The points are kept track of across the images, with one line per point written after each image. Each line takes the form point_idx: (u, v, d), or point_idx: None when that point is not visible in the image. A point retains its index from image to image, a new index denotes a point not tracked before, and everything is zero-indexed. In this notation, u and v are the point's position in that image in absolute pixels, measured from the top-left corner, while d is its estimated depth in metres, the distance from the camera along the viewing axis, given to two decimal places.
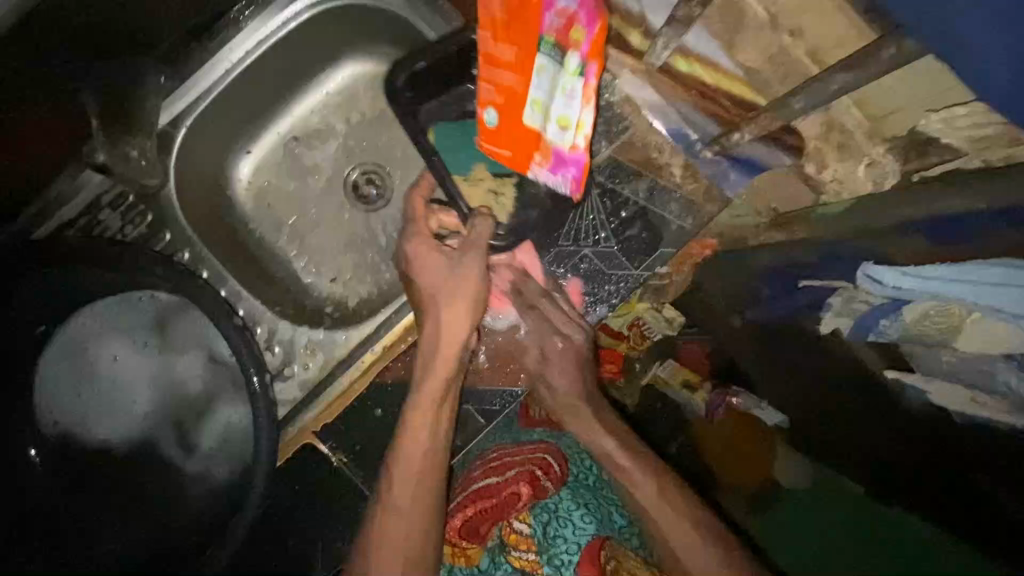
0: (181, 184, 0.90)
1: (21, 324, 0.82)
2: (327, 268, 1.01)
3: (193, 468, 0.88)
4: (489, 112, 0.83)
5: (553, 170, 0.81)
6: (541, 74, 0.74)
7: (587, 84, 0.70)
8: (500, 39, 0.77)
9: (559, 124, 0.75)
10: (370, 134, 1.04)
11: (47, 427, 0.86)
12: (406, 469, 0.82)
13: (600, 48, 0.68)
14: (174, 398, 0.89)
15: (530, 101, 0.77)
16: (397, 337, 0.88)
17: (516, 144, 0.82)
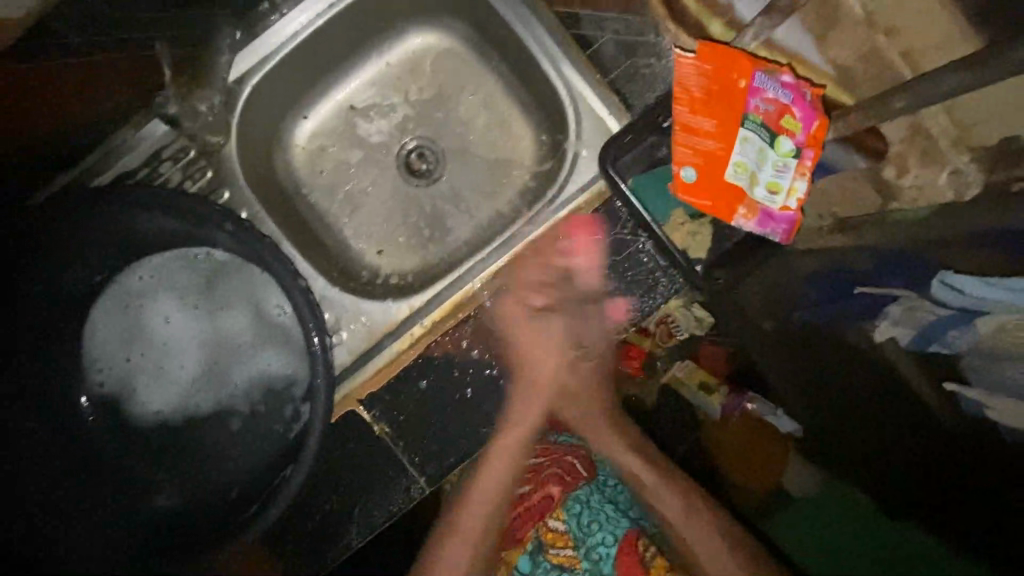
0: (242, 141, 0.89)
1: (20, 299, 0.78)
2: (374, 241, 1.01)
3: (238, 425, 0.87)
4: (685, 169, 0.83)
5: (759, 224, 0.83)
6: (747, 145, 0.82)
7: (804, 163, 0.79)
8: (699, 111, 0.81)
9: (769, 187, 0.81)
10: (428, 108, 1.03)
11: (93, 388, 0.86)
12: (495, 468, 0.89)
13: (819, 138, 0.78)
14: (222, 354, 0.87)
15: (733, 164, 0.83)
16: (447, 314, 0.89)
17: (720, 195, 0.82)
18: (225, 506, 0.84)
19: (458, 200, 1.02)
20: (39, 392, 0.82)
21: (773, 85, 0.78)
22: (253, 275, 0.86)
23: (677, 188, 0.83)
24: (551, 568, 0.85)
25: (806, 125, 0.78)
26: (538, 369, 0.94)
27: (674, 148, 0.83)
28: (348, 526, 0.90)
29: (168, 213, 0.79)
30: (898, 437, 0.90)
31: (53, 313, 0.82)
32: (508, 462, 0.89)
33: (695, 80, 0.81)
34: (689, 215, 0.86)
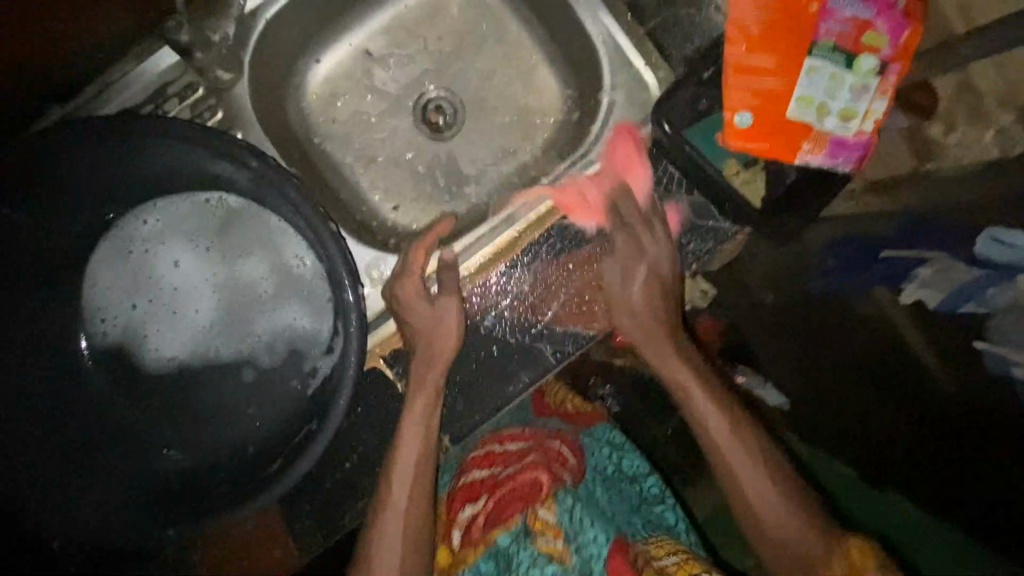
0: (254, 79, 0.83)
1: (41, 260, 0.77)
2: (388, 197, 0.97)
3: (252, 376, 0.83)
4: (740, 115, 0.74)
5: (829, 155, 0.74)
6: (815, 73, 0.72)
7: (887, 80, 0.70)
8: (756, 49, 0.73)
9: (843, 114, 0.72)
10: (449, 57, 0.98)
11: (97, 337, 0.82)
12: (405, 474, 0.79)
13: (909, 50, 0.69)
14: (239, 301, 0.83)
15: (797, 98, 0.73)
16: (484, 266, 0.86)
17: (778, 136, 0.74)
18: (245, 460, 0.81)
19: (478, 156, 0.98)
20: (64, 366, 0.81)
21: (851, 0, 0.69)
22: (269, 222, 0.82)
23: (727, 136, 0.75)
24: (537, 556, 0.79)
25: (893, 41, 0.69)
26: (435, 350, 0.81)
27: (726, 94, 0.74)
28: (365, 489, 0.85)
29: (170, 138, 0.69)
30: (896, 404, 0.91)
31: (75, 276, 0.80)
32: (412, 451, 0.80)
33: (753, 14, 0.73)
34: (743, 162, 0.77)
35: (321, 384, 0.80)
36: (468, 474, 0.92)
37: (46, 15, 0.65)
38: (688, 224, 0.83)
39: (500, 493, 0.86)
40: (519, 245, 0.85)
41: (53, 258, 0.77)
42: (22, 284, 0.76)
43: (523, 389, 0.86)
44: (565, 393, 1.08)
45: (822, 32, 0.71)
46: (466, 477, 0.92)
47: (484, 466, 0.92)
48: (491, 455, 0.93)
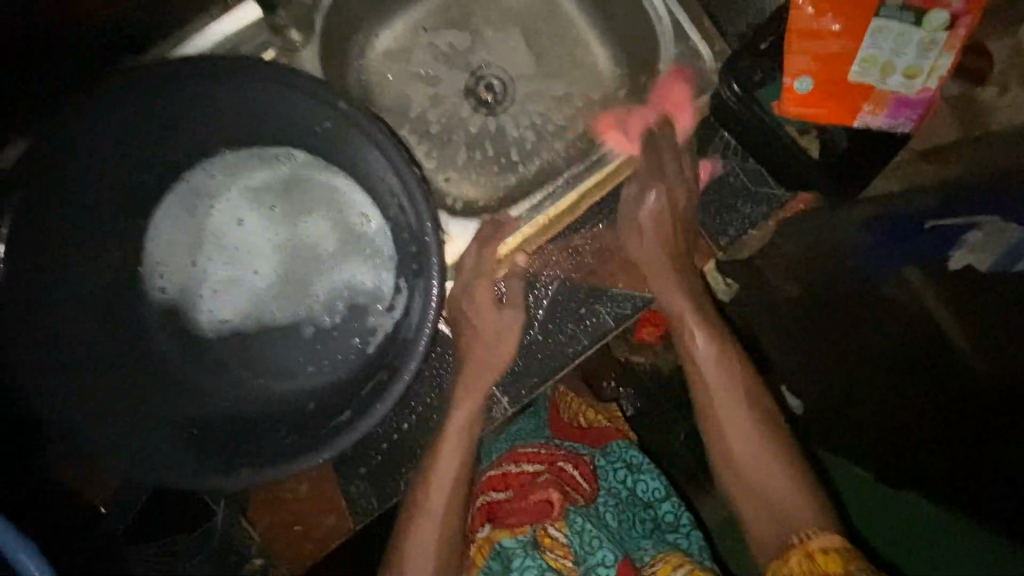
0: (322, 45, 0.84)
1: (100, 204, 0.73)
2: (442, 166, 0.99)
3: (313, 335, 0.82)
4: (799, 80, 0.76)
5: (889, 115, 0.76)
6: (880, 34, 0.73)
7: (956, 35, 0.71)
8: (825, 12, 0.74)
9: (907, 72, 0.73)
10: (502, 36, 1.01)
11: (155, 294, 0.80)
12: (447, 471, 0.79)
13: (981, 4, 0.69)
14: (300, 263, 0.82)
15: (861, 59, 0.74)
16: (563, 212, 0.82)
17: (838, 101, 0.76)
18: (302, 418, 0.76)
19: (530, 130, 1.00)
20: (117, 316, 0.77)
21: None
22: (335, 180, 0.81)
23: (786, 102, 0.78)
24: (544, 569, 0.78)
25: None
26: (495, 354, 0.82)
27: (788, 59, 0.76)
28: (421, 452, 0.83)
29: (251, 81, 0.69)
30: (917, 374, 0.90)
31: (136, 227, 0.78)
32: (460, 438, 0.80)
33: None
34: (800, 129, 0.81)
35: (382, 342, 0.79)
36: (484, 493, 0.86)
37: None
38: (744, 191, 0.85)
39: (508, 509, 0.82)
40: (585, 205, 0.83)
41: (54, 243, 0.70)
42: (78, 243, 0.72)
43: (582, 351, 0.86)
44: (577, 400, 0.96)
45: None
46: (480, 497, 0.86)
47: (500, 487, 0.84)
48: (507, 475, 0.85)
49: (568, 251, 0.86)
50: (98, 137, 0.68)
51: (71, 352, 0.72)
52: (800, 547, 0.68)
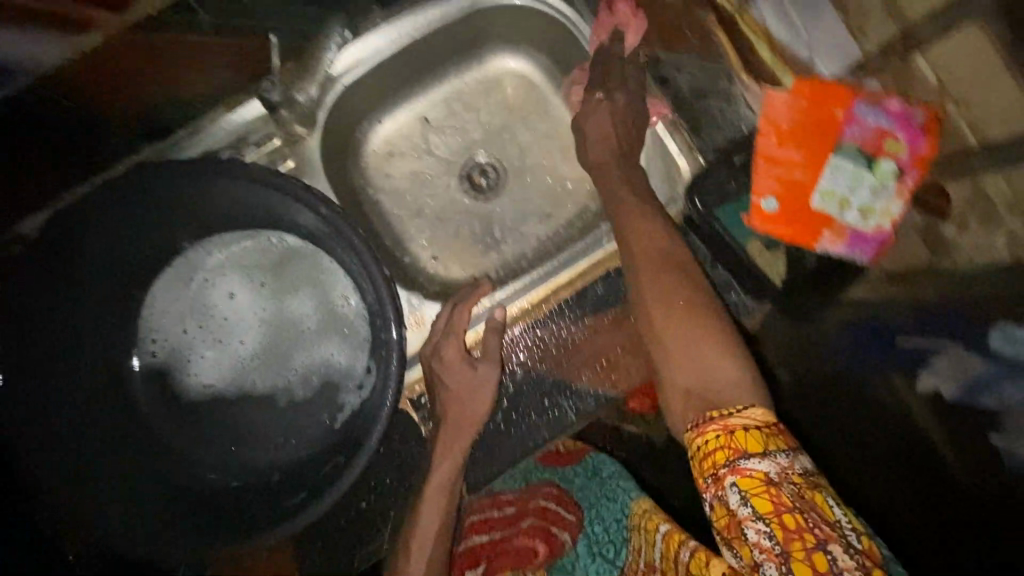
0: (325, 137, 0.91)
1: (104, 280, 0.80)
2: (427, 247, 1.05)
3: (286, 405, 0.87)
4: (765, 200, 0.82)
5: (846, 245, 0.80)
6: (837, 172, 0.78)
7: (905, 184, 0.75)
8: (787, 144, 0.80)
9: (862, 211, 0.78)
10: (497, 129, 1.07)
11: (145, 357, 0.86)
12: (426, 536, 0.79)
13: (926, 160, 0.73)
14: (283, 336, 0.87)
15: (820, 191, 0.80)
16: (551, 292, 0.90)
17: (802, 222, 0.81)
18: (269, 490, 0.82)
19: (517, 217, 1.06)
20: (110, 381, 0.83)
21: (874, 111, 0.74)
22: (321, 262, 0.87)
23: (756, 220, 0.83)
24: None
25: (912, 151, 0.73)
26: (466, 420, 0.85)
27: (755, 181, 0.82)
28: (379, 529, 0.86)
29: (250, 183, 0.76)
30: (899, 466, 0.85)
31: (134, 297, 0.85)
32: (437, 512, 0.80)
33: (786, 112, 0.79)
34: (766, 245, 0.85)
35: (350, 419, 0.84)
36: (467, 540, 0.86)
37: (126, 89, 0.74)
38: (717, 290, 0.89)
39: (492, 555, 0.82)
40: (559, 295, 0.90)
41: (56, 315, 0.76)
42: (80, 314, 0.79)
43: (543, 442, 0.89)
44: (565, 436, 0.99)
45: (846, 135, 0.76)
46: (462, 543, 0.86)
47: (483, 530, 0.86)
48: (489, 520, 0.86)
49: (537, 342, 0.90)
50: (117, 224, 0.76)
51: (77, 393, 0.79)
52: (718, 421, 0.59)
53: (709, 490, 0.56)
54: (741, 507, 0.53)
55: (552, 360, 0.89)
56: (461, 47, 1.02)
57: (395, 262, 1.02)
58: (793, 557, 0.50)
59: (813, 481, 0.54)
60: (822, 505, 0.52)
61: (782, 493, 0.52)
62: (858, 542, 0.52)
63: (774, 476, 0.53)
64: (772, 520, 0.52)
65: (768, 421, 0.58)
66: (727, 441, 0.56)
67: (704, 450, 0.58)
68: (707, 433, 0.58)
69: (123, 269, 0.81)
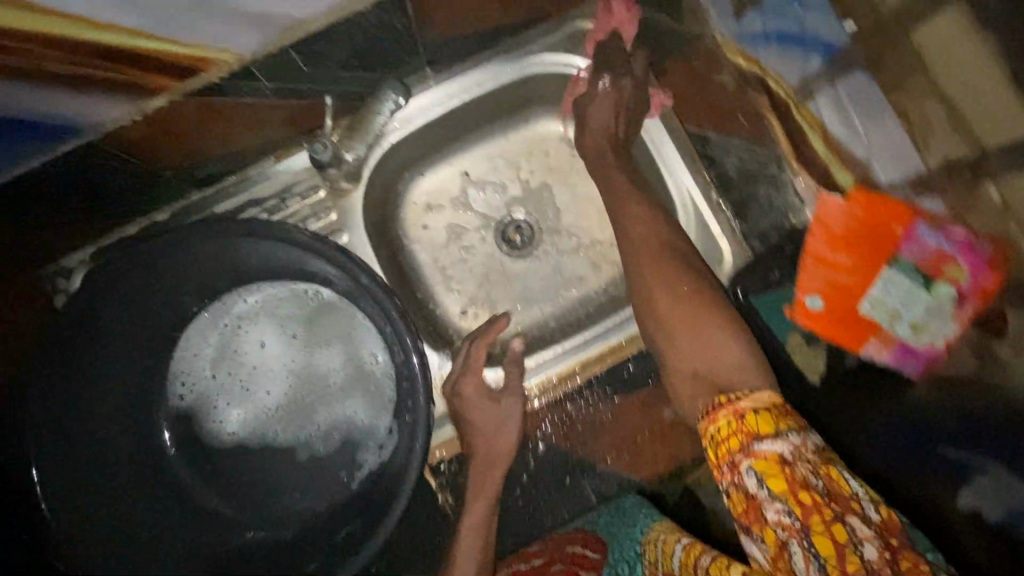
0: (367, 191, 0.91)
1: (140, 324, 0.80)
2: (457, 301, 1.04)
3: (307, 459, 0.86)
4: (809, 297, 0.81)
5: (894, 356, 0.76)
6: (889, 283, 0.75)
7: (962, 311, 0.71)
8: (837, 246, 0.79)
9: (912, 326, 0.74)
10: (536, 191, 1.06)
11: (173, 400, 0.86)
12: None
13: (989, 293, 0.68)
14: (308, 390, 0.87)
15: (868, 297, 0.77)
16: (578, 365, 0.88)
17: (847, 325, 0.79)
18: (284, 546, 0.81)
19: (550, 279, 1.05)
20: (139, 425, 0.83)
21: (934, 234, 0.71)
22: (354, 319, 0.87)
23: (798, 314, 0.82)
24: None
25: (972, 281, 0.69)
26: (487, 496, 0.83)
27: (800, 276, 0.82)
28: None
29: (289, 245, 0.76)
30: None
31: (167, 340, 0.85)
32: None
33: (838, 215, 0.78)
34: (806, 337, 0.82)
35: (369, 482, 0.83)
36: None
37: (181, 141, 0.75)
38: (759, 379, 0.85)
39: None
40: (588, 370, 0.88)
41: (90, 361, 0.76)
42: (113, 359, 0.79)
43: (560, 523, 0.86)
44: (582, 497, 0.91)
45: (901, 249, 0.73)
46: None
47: None
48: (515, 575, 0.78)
49: (563, 417, 0.88)
50: (163, 265, 0.76)
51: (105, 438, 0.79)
52: (727, 408, 0.64)
53: (727, 476, 0.61)
54: (758, 489, 0.58)
55: (576, 438, 0.87)
56: (512, 108, 1.03)
57: (425, 316, 1.02)
58: (814, 531, 0.55)
59: (826, 456, 0.59)
60: (835, 479, 0.57)
61: (796, 472, 0.57)
62: (876, 512, 0.56)
63: (787, 456, 0.58)
64: (789, 498, 0.56)
65: (775, 402, 0.63)
66: (739, 425, 0.61)
67: (718, 438, 0.63)
68: (718, 421, 0.63)
69: (163, 314, 0.82)
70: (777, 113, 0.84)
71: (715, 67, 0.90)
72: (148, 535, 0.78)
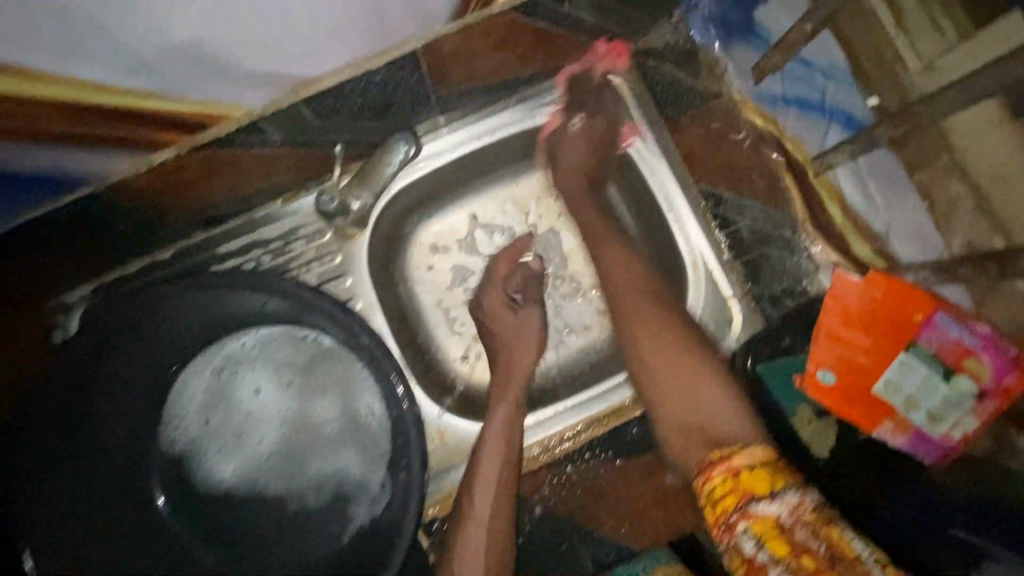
0: (373, 236, 0.90)
1: (135, 369, 0.78)
2: (457, 344, 0.95)
3: (297, 509, 0.84)
4: (821, 372, 0.76)
5: (908, 441, 0.73)
6: (908, 370, 0.70)
7: (983, 405, 0.68)
8: (853, 326, 0.73)
9: (930, 415, 0.71)
10: (543, 237, 0.95)
11: (165, 444, 0.84)
12: None
13: (1012, 393, 0.66)
14: (302, 439, 0.86)
15: (885, 381, 0.72)
16: (579, 426, 0.86)
17: (860, 403, 0.75)
18: None
19: None
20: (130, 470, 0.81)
21: (957, 326, 0.67)
22: (352, 368, 0.86)
23: (808, 386, 0.77)
24: None
25: (996, 378, 0.66)
26: None
27: (811, 352, 0.76)
28: None
29: (290, 298, 0.74)
30: None
31: (161, 384, 0.83)
32: None
33: (857, 294, 0.72)
34: (817, 411, 0.79)
35: (359, 539, 0.81)
36: None
37: None
38: None
39: None
40: (588, 433, 0.86)
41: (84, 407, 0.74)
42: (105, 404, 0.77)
43: None
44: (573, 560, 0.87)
45: (923, 337, 0.68)
46: None
47: None
48: None
49: (562, 478, 0.86)
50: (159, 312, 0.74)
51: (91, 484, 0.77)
52: (720, 464, 0.60)
53: (724, 538, 0.57)
54: (758, 552, 0.55)
55: (577, 500, 0.86)
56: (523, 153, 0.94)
57: None
58: None
59: (825, 514, 0.55)
60: (839, 541, 0.53)
61: (796, 536, 0.54)
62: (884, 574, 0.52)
63: (785, 519, 0.55)
64: (792, 563, 0.53)
65: (769, 457, 0.59)
66: (733, 485, 0.58)
67: (712, 496, 0.59)
68: (712, 479, 0.60)
69: (160, 358, 0.80)
70: (795, 176, 0.84)
71: (733, 126, 0.88)
72: (146, 556, 0.79)
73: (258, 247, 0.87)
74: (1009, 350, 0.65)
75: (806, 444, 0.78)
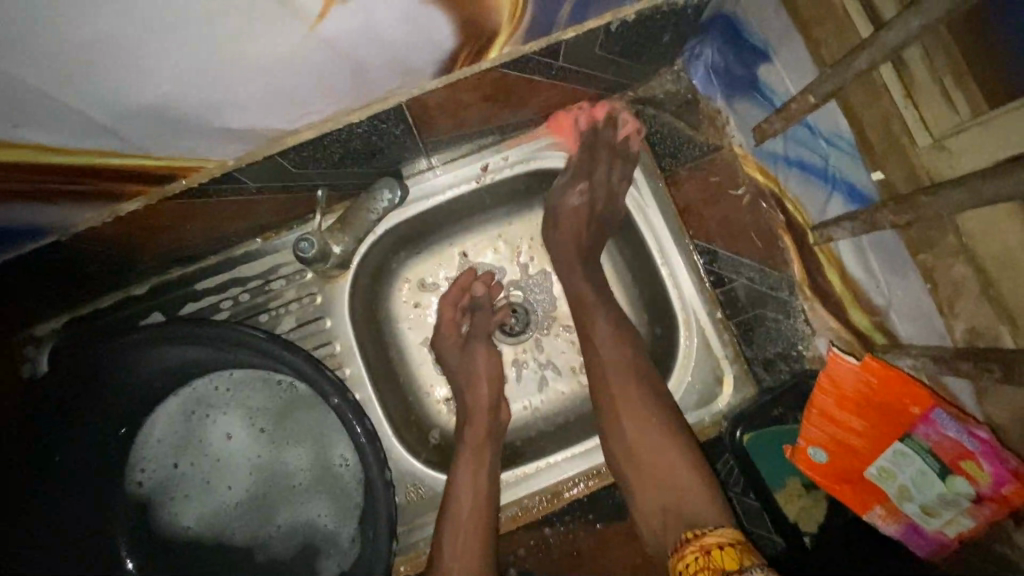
0: (358, 277, 0.87)
1: (102, 417, 0.76)
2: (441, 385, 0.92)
3: (264, 560, 0.82)
4: (813, 449, 0.74)
5: (900, 527, 0.71)
6: (902, 460, 0.67)
7: (981, 508, 0.63)
8: (847, 408, 0.70)
9: (923, 508, 0.67)
10: (536, 278, 0.93)
11: (131, 486, 0.81)
12: None
13: (1011, 504, 0.61)
14: (273, 488, 0.83)
15: (877, 467, 0.69)
16: (562, 485, 0.84)
17: (851, 484, 0.72)
18: None
19: None
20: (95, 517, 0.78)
21: (954, 427, 0.62)
22: (328, 417, 0.83)
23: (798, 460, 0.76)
24: None
25: (993, 485, 0.61)
26: None
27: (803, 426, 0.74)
28: None
29: (266, 352, 0.72)
30: None
31: (128, 428, 0.80)
32: None
33: (851, 376, 0.68)
34: (806, 485, 0.78)
35: None
36: None
37: (162, 228, 0.72)
38: (759, 517, 0.81)
39: None
40: (569, 490, 0.83)
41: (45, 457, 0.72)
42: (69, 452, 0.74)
43: None
44: None
45: (918, 431, 0.65)
46: None
47: None
48: None
49: (544, 535, 0.84)
50: (128, 369, 0.74)
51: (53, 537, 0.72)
52: (694, 542, 0.60)
53: None
54: None
55: (557, 559, 0.84)
56: (516, 196, 0.91)
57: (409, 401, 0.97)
58: None
59: None
60: None
61: None
62: None
63: None
64: None
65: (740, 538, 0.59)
66: (704, 561, 0.57)
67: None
68: (685, 557, 0.60)
69: (128, 404, 0.78)
70: (793, 236, 0.79)
71: (733, 180, 0.85)
72: None
73: (238, 286, 0.85)
74: (1011, 462, 0.58)
75: (791, 518, 0.78)
